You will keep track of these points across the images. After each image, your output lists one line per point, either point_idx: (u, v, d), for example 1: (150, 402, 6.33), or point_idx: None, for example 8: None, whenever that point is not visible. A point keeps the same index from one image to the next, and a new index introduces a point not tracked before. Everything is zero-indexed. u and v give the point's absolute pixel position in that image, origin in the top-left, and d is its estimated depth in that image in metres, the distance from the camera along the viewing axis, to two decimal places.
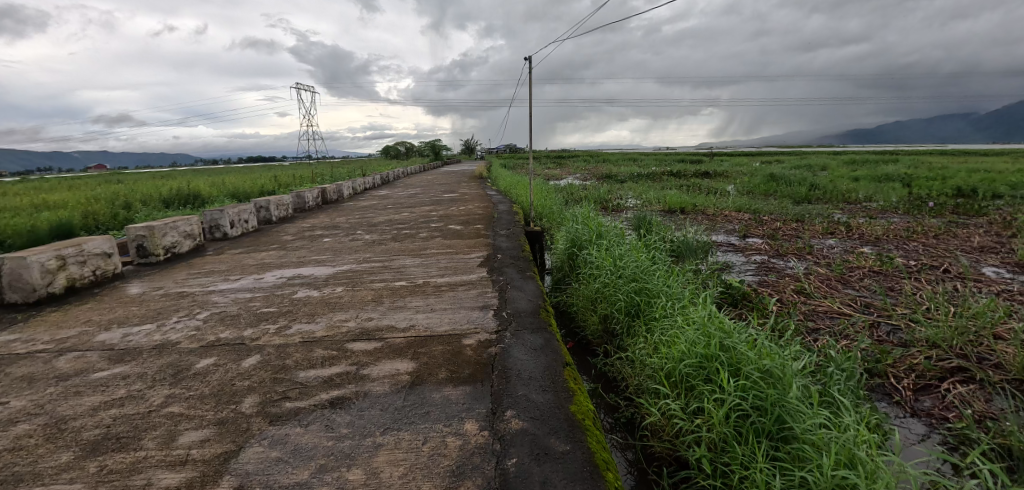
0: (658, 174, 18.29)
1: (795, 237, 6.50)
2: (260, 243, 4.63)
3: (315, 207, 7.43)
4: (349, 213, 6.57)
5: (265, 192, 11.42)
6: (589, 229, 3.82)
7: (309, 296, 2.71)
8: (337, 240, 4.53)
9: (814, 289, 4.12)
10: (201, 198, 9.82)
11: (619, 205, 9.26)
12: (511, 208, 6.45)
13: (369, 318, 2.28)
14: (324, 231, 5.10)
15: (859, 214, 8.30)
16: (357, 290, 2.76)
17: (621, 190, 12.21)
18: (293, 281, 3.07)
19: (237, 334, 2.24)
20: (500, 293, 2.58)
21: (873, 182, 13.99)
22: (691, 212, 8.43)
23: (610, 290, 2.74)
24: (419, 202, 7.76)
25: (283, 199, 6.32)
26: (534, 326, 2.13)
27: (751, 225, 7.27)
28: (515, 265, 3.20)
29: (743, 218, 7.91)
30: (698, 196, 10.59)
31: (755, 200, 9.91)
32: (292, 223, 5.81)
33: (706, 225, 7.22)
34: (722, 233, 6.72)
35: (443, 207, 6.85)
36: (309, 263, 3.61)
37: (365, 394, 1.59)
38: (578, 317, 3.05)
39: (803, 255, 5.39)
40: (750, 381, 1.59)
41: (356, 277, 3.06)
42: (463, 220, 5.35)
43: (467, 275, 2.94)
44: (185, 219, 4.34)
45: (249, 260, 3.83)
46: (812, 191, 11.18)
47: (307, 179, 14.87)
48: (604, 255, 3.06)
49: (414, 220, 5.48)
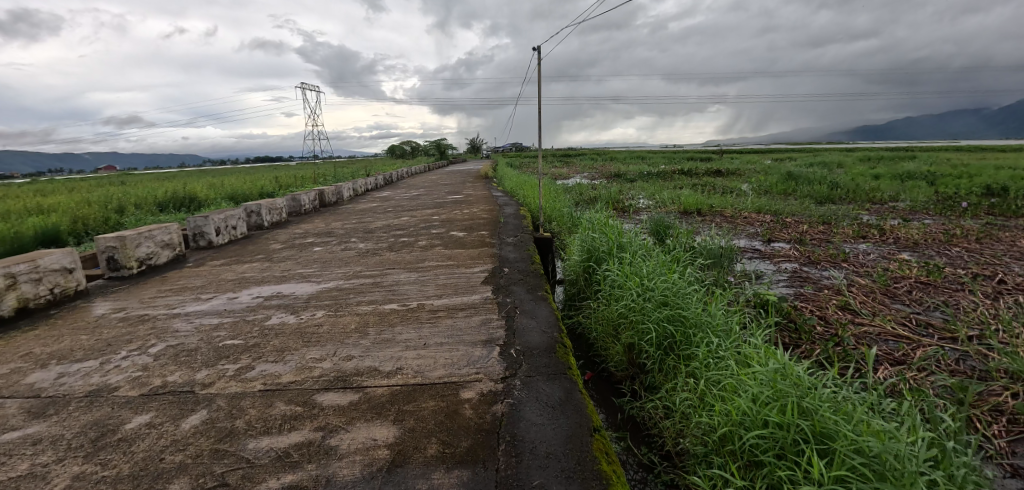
0: (668, 173, 17.77)
1: (825, 241, 6.01)
2: (246, 253, 4.26)
3: (312, 211, 7.06)
4: (347, 217, 6.19)
5: (265, 194, 11.09)
6: (608, 237, 3.39)
7: (283, 323, 2.31)
8: (328, 249, 4.13)
9: (860, 304, 3.66)
10: (198, 200, 9.52)
11: (631, 206, 8.80)
12: (518, 211, 6.04)
13: (348, 357, 1.88)
14: (317, 238, 4.72)
15: (889, 215, 7.77)
16: (339, 315, 2.35)
17: (632, 190, 11.74)
18: (269, 302, 2.67)
19: (188, 377, 1.85)
20: (507, 321, 2.16)
21: (897, 180, 13.38)
22: (709, 214, 7.97)
23: (637, 316, 2.32)
24: (421, 204, 7.38)
25: (277, 203, 5.96)
26: (549, 371, 1.70)
27: (776, 228, 6.78)
28: (524, 282, 2.78)
29: (765, 220, 7.42)
30: (714, 196, 10.09)
31: (775, 200, 9.42)
32: (284, 228, 5.45)
33: (726, 228, 6.75)
34: (745, 238, 6.25)
35: (446, 210, 6.45)
36: (293, 278, 3.22)
37: (327, 481, 1.18)
38: (598, 345, 2.62)
39: (838, 263, 4.93)
40: (848, 466, 1.15)
41: (341, 298, 2.65)
42: (466, 225, 4.94)
43: (468, 295, 2.53)
44: (162, 228, 3.98)
45: (228, 274, 3.45)
46: (835, 191, 10.63)
47: (310, 179, 14.57)
48: (628, 271, 2.64)
49: (414, 226, 5.08)
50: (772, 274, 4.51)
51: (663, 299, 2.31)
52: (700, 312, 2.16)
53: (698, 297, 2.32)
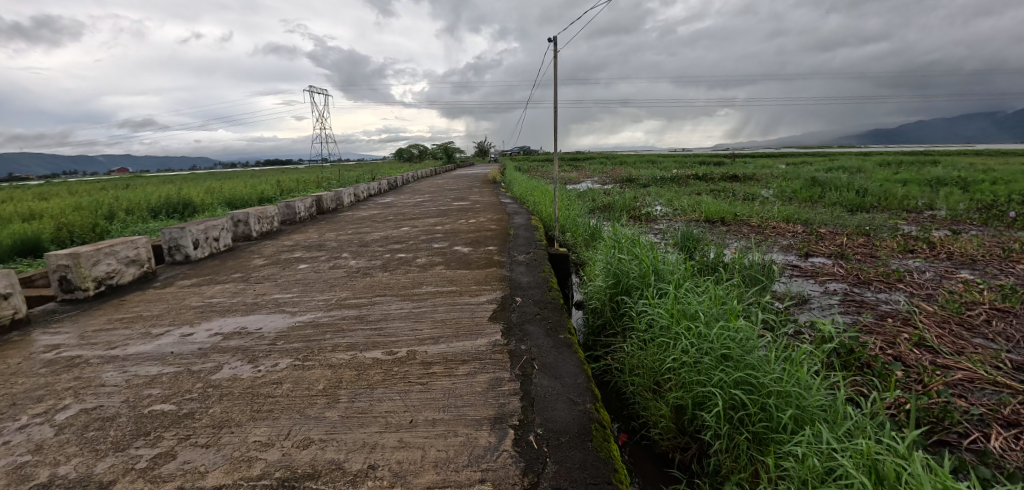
0: (682, 177, 17.19)
1: (869, 255, 5.42)
2: (224, 270, 3.78)
3: (308, 219, 6.60)
4: (343, 227, 5.70)
5: (265, 199, 10.70)
6: (639, 256, 2.85)
7: (233, 379, 1.80)
8: (314, 267, 3.63)
9: (937, 340, 3.07)
10: (194, 205, 9.14)
11: (648, 214, 8.26)
12: (528, 221, 5.50)
13: (304, 443, 1.36)
14: (305, 252, 4.23)
15: (932, 226, 7.14)
16: (306, 368, 1.84)
17: (647, 196, 11.15)
18: (227, 343, 2.17)
19: (85, 469, 1.35)
20: (522, 384, 1.62)
21: (927, 186, 12.64)
22: (734, 223, 7.40)
23: (692, 372, 1.77)
24: (424, 212, 6.85)
25: (268, 212, 5.50)
26: (587, 479, 1.19)
27: (811, 241, 6.17)
28: (541, 317, 2.25)
29: (796, 230, 6.83)
30: (735, 203, 9.47)
31: (802, 208, 8.79)
32: (272, 240, 4.98)
33: (755, 240, 6.18)
34: (779, 251, 5.68)
35: (451, 219, 5.93)
36: (265, 306, 2.71)
37: None
38: (634, 399, 2.07)
39: (892, 284, 4.33)
40: None
41: (315, 339, 2.14)
42: (472, 238, 4.43)
43: (471, 339, 2.01)
44: (128, 242, 3.53)
45: (193, 300, 2.96)
46: (865, 197, 9.99)
47: (314, 183, 14.19)
48: (674, 307, 2.08)
49: (413, 238, 4.57)
50: (820, 298, 3.92)
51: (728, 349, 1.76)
52: (783, 372, 1.61)
53: (774, 346, 1.77)
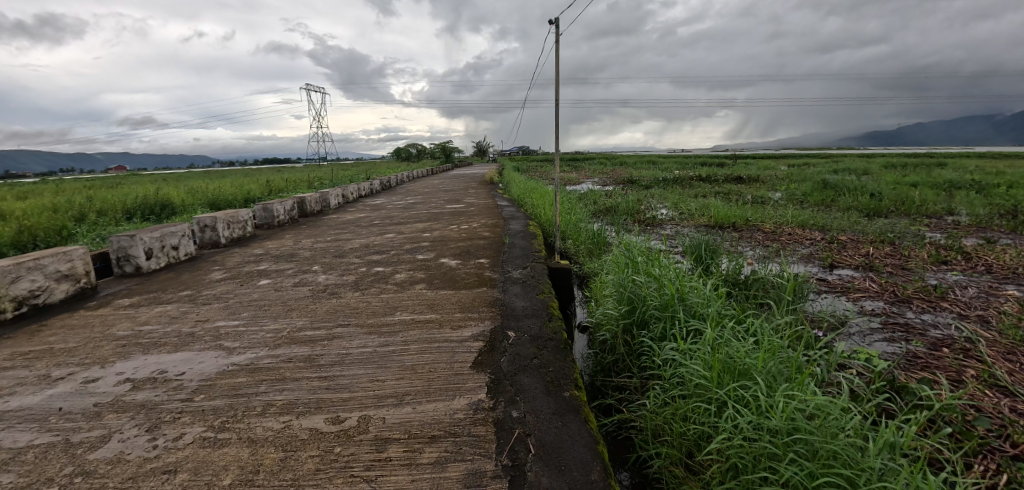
0: (685, 178, 16.74)
1: (899, 267, 4.95)
2: (174, 285, 3.28)
3: (289, 223, 6.09)
4: (323, 233, 5.20)
5: (250, 200, 10.20)
6: (661, 277, 2.36)
7: (115, 464, 1.30)
8: (276, 283, 3.13)
9: (1009, 375, 2.56)
10: (173, 206, 8.63)
11: (654, 219, 7.79)
12: (526, 227, 5.01)
13: None
14: (272, 263, 3.72)
15: (959, 234, 6.67)
16: (217, 446, 1.34)
17: (651, 199, 10.64)
18: (132, 399, 1.68)
19: None
20: (513, 486, 1.13)
21: (940, 189, 12.18)
22: (746, 229, 6.94)
23: (751, 461, 1.26)
24: (414, 216, 6.35)
25: (240, 216, 4.99)
26: None
27: (833, 250, 5.67)
28: (541, 365, 1.74)
29: (814, 238, 6.37)
30: (745, 207, 8.98)
31: (816, 212, 8.30)
32: (241, 248, 4.49)
33: (772, 249, 5.72)
34: (800, 262, 5.23)
35: (442, 224, 5.43)
36: (200, 339, 2.21)
37: None
38: (660, 481, 1.56)
39: (934, 302, 3.86)
40: None
41: (244, 394, 1.64)
42: (462, 247, 3.94)
43: (447, 400, 1.51)
44: (61, 254, 3.04)
45: (121, 328, 2.46)
46: (880, 201, 9.53)
47: (305, 183, 13.67)
48: (715, 356, 1.58)
49: (396, 247, 4.06)
50: (856, 322, 3.44)
51: (800, 428, 1.26)
52: (893, 476, 1.11)
53: (864, 425, 1.27)
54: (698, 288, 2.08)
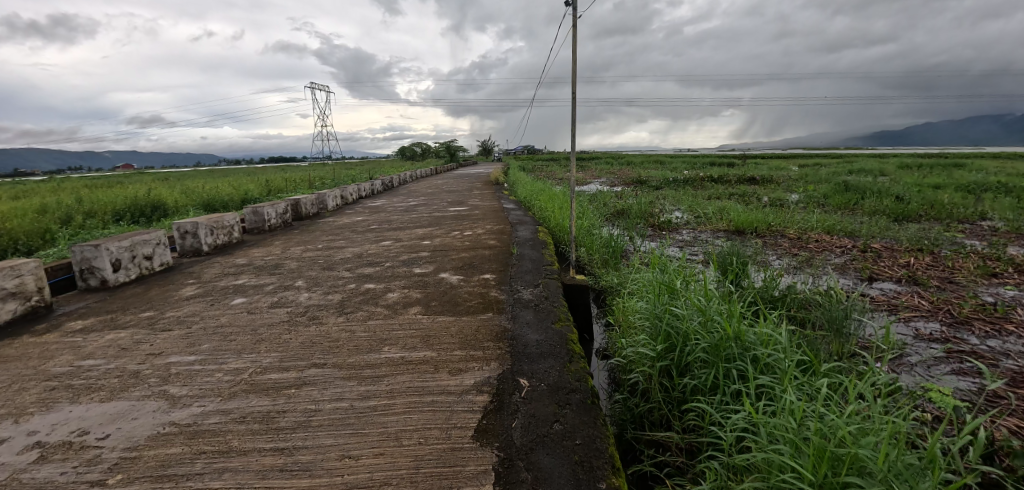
0: (696, 179, 16.22)
1: (946, 280, 4.48)
2: (138, 303, 2.89)
3: (281, 227, 5.71)
4: (315, 239, 4.81)
5: (248, 200, 9.87)
6: (706, 306, 1.92)
7: None
8: (251, 302, 2.73)
9: None
10: (166, 207, 8.30)
11: (669, 223, 7.35)
12: (535, 235, 4.58)
13: None
14: (252, 277, 3.32)
15: (1001, 241, 6.16)
16: None
17: (663, 201, 10.16)
18: (29, 480, 1.28)
19: None
20: None
21: (965, 191, 11.60)
22: (769, 235, 6.49)
23: None
24: (414, 220, 5.93)
25: (226, 221, 4.61)
26: None
27: (868, 260, 5.18)
28: (564, 437, 1.32)
29: (844, 245, 5.91)
30: (763, 210, 8.48)
31: (842, 217, 7.80)
32: (223, 257, 4.11)
33: (801, 258, 5.27)
34: (834, 272, 4.78)
35: (443, 230, 5.01)
36: (143, 383, 1.81)
37: None
38: None
39: (1000, 324, 3.40)
40: None
41: (172, 477, 1.23)
42: (465, 259, 3.52)
43: None
44: (9, 268, 2.67)
45: (59, 363, 2.08)
46: (908, 204, 8.99)
47: (306, 183, 13.30)
48: (809, 438, 1.14)
49: (391, 258, 3.65)
50: (916, 349, 3.01)
51: None
52: None
53: None
54: (761, 327, 1.63)
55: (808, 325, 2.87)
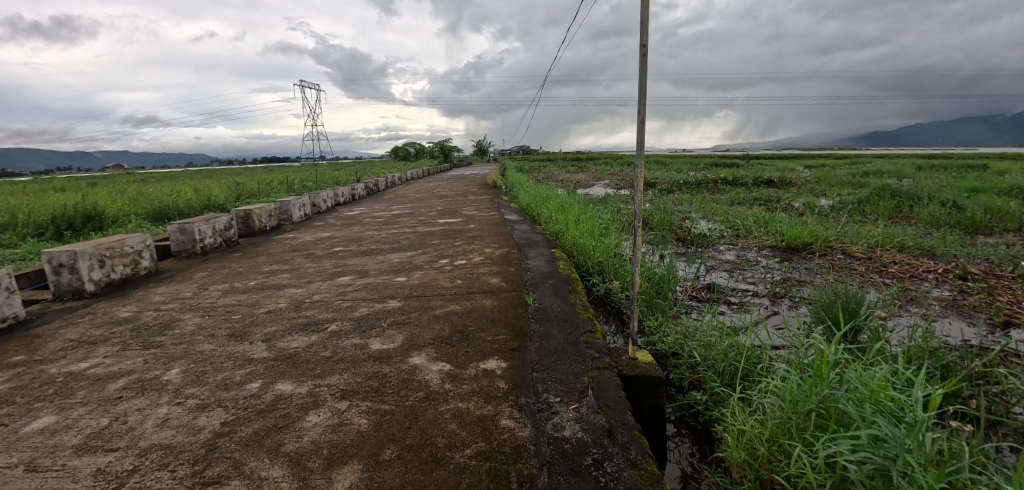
0: (710, 181, 15.03)
1: None
2: None
3: (222, 247, 4.45)
4: (254, 268, 3.55)
5: (209, 206, 8.58)
6: None
7: None
8: (58, 432, 1.47)
9: None
10: (104, 218, 6.98)
11: (703, 236, 6.15)
12: (554, 266, 3.32)
13: None
14: (113, 354, 2.06)
15: None
16: None
17: (684, 208, 8.93)
18: None
19: None
20: None
21: (1012, 195, 10.48)
22: (830, 253, 5.33)
23: None
24: (392, 238, 4.67)
25: (127, 247, 3.35)
26: None
27: (982, 293, 3.97)
28: None
29: (935, 268, 4.72)
30: (807, 220, 7.28)
31: (904, 228, 6.63)
32: (107, 304, 2.83)
33: (894, 288, 4.06)
34: (950, 312, 3.59)
35: (428, 256, 3.75)
36: None
37: None
38: None
39: None
40: None
41: None
42: (455, 316, 2.27)
43: None
44: None
45: None
46: (970, 210, 7.79)
47: (284, 186, 11.99)
48: None
49: (342, 313, 2.39)
50: None
51: None
52: None
53: None
54: None
55: (998, 453, 1.63)
